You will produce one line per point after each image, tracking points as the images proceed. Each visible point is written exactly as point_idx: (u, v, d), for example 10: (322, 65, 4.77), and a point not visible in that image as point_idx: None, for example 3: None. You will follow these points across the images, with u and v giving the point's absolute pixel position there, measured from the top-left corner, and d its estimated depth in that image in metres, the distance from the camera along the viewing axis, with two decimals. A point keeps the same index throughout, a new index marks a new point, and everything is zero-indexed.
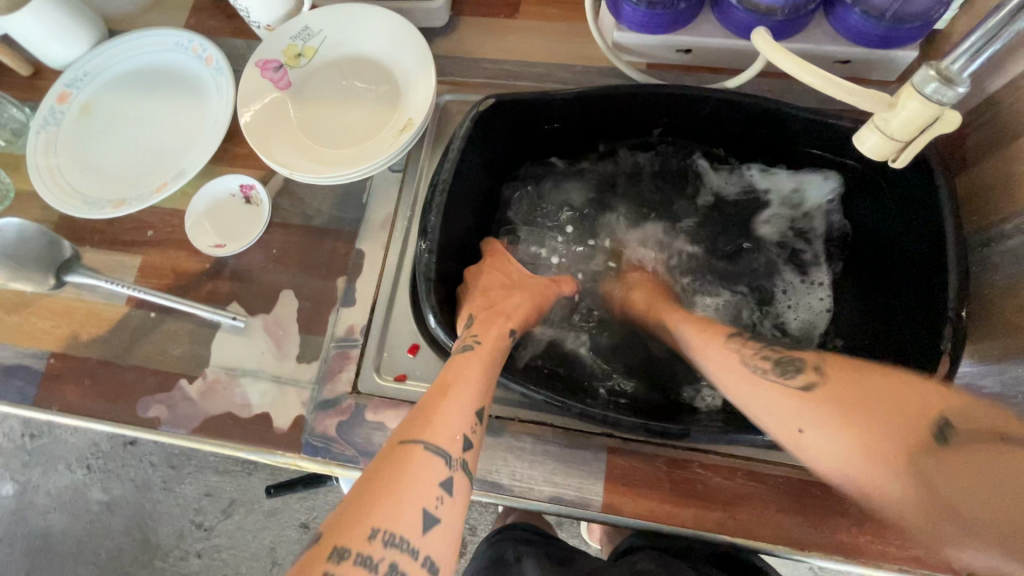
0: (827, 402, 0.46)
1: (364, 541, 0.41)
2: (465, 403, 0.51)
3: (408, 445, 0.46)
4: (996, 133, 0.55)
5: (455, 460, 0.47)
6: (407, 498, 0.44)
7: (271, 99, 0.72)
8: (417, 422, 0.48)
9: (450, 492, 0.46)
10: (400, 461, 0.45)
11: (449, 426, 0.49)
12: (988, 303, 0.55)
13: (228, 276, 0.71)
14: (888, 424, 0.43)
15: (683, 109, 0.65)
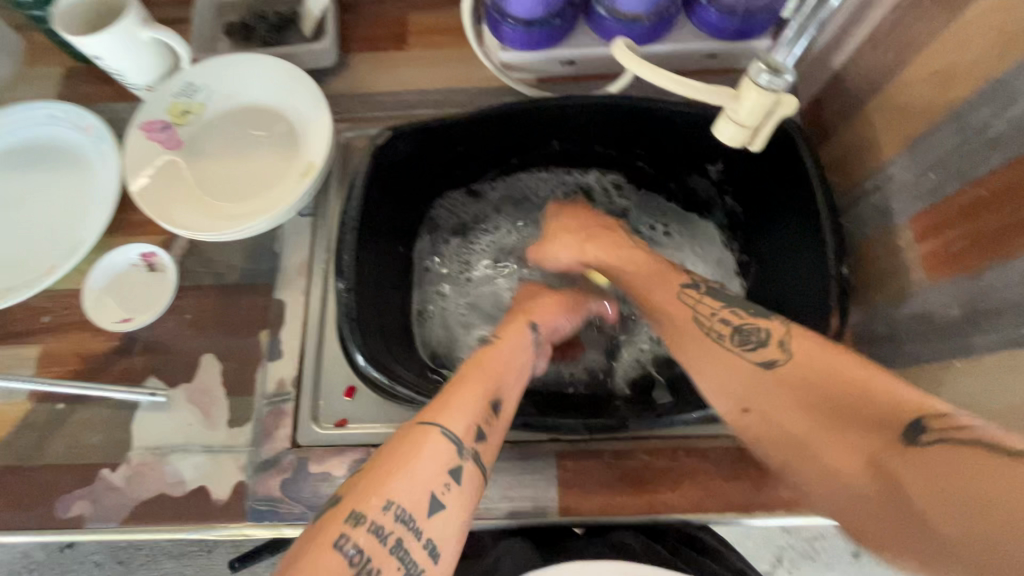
0: (732, 374, 0.48)
1: (378, 510, 0.41)
2: (481, 389, 0.49)
3: (431, 426, 0.45)
4: (846, 104, 0.62)
5: (468, 447, 0.45)
6: (420, 476, 0.42)
7: (161, 162, 0.70)
8: (444, 405, 0.47)
9: (457, 479, 0.44)
10: (416, 439, 0.44)
11: (462, 411, 0.46)
12: (865, 255, 0.61)
13: (140, 351, 0.67)
14: (750, 391, 0.46)
15: (573, 118, 0.68)
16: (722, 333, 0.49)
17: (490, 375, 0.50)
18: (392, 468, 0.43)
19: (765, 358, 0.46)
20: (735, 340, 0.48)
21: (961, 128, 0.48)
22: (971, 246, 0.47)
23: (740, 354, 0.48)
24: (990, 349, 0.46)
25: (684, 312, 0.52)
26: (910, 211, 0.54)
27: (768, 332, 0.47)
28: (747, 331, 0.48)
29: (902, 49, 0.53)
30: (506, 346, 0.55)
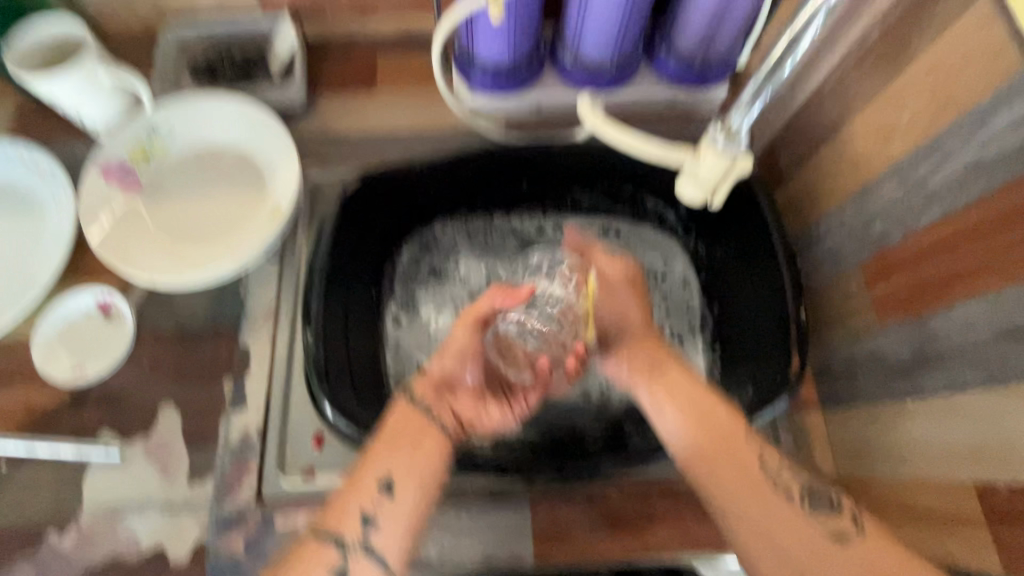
0: (739, 486, 0.46)
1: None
2: (377, 476, 0.46)
3: (342, 504, 0.46)
4: (798, 153, 0.65)
5: (376, 522, 0.45)
6: (324, 561, 0.44)
7: (121, 204, 0.68)
8: (357, 476, 0.47)
9: (370, 554, 0.44)
10: (332, 520, 0.45)
11: (359, 502, 0.45)
12: (820, 296, 0.64)
13: (94, 402, 0.64)
14: (817, 561, 0.43)
15: (539, 163, 0.70)
16: (781, 485, 0.46)
17: (411, 443, 0.48)
18: (299, 555, 0.44)
19: (757, 454, 0.47)
20: (751, 427, 0.48)
21: (903, 182, 0.51)
22: (917, 293, 0.50)
23: (812, 522, 0.44)
24: (938, 391, 0.49)
25: (701, 412, 0.48)
26: (860, 256, 0.57)
27: (819, 488, 0.46)
28: (819, 494, 0.46)
29: (845, 106, 0.57)
30: (432, 404, 0.50)
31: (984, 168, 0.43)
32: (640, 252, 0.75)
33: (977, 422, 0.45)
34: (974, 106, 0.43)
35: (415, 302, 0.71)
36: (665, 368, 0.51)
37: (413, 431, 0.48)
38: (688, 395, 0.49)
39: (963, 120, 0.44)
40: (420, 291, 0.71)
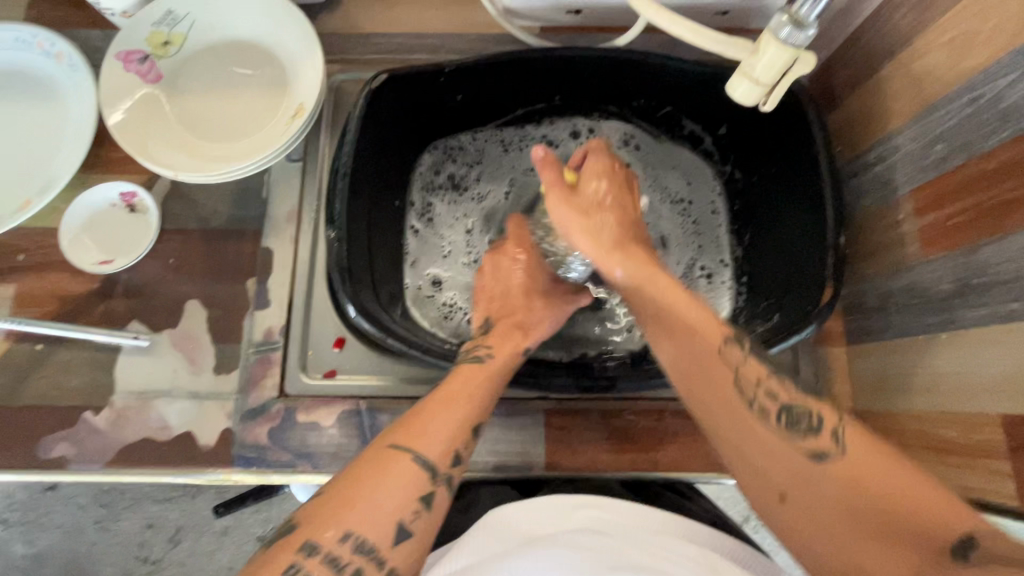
0: (730, 420, 0.43)
1: (332, 541, 0.40)
2: (463, 416, 0.49)
3: (402, 452, 0.45)
4: (858, 71, 0.60)
5: (442, 475, 0.46)
6: (384, 507, 0.42)
7: (141, 95, 0.66)
8: (418, 429, 0.46)
9: (429, 505, 0.44)
10: (383, 464, 0.44)
11: (440, 435, 0.47)
12: (861, 227, 0.61)
13: (122, 294, 0.65)
14: (796, 485, 0.39)
15: (576, 71, 0.66)
16: (767, 411, 0.42)
17: (475, 397, 0.50)
18: (352, 496, 0.42)
19: (811, 448, 0.40)
20: (778, 417, 0.42)
21: (974, 100, 0.47)
22: (972, 220, 0.47)
23: (790, 442, 0.41)
24: (977, 323, 0.47)
25: (701, 364, 0.45)
26: (912, 182, 0.54)
27: (822, 418, 0.41)
28: (798, 414, 0.42)
29: (921, 14, 0.51)
30: (467, 373, 0.52)
31: None
32: (663, 175, 0.74)
33: (1015, 353, 0.44)
34: None
35: (434, 213, 0.73)
36: (688, 331, 0.47)
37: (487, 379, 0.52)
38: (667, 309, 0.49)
39: None
40: (437, 202, 0.73)
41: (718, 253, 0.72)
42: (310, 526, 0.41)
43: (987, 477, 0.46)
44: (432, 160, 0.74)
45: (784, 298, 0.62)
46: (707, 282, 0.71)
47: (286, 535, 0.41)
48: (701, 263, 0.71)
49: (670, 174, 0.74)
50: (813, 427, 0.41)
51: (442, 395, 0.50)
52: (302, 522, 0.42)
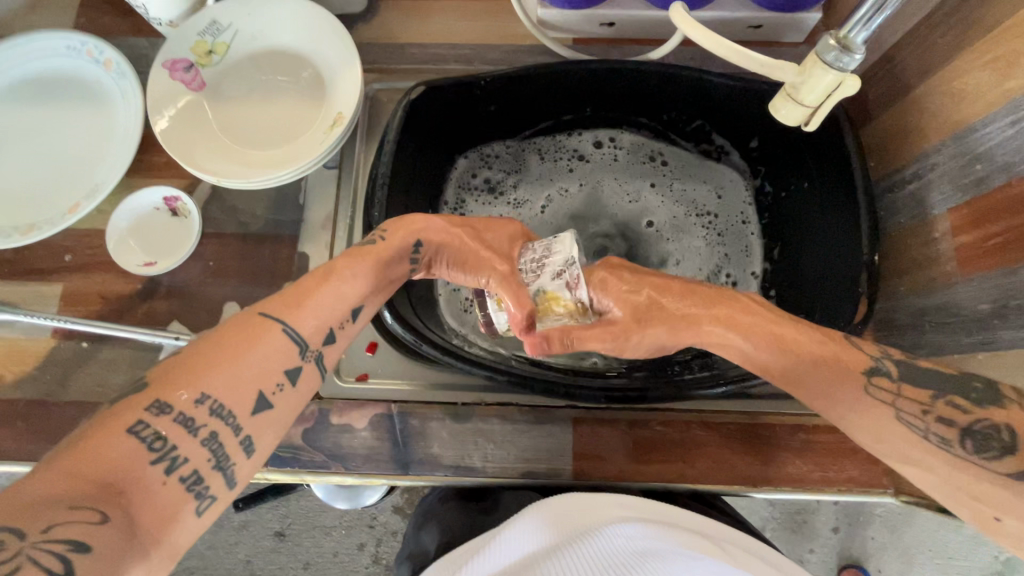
0: (899, 440, 0.44)
1: (188, 402, 0.38)
2: (340, 292, 0.48)
3: (273, 324, 0.43)
4: (895, 87, 0.60)
5: (311, 352, 0.45)
6: (250, 372, 0.41)
7: (185, 103, 0.68)
8: (295, 305, 0.45)
9: (293, 380, 0.43)
10: (253, 333, 0.42)
11: (316, 317, 0.46)
12: (895, 243, 0.61)
13: (164, 294, 0.67)
14: (1001, 495, 0.39)
15: (609, 85, 0.67)
16: (947, 438, 0.41)
17: (365, 300, 0.50)
18: (219, 357, 0.40)
19: (1014, 468, 0.39)
20: (960, 432, 0.41)
21: (1016, 121, 0.47)
22: (1011, 241, 0.47)
23: (979, 464, 0.40)
24: (1017, 344, 0.47)
25: (829, 387, 0.46)
26: (949, 201, 0.54)
27: (1012, 430, 0.39)
28: (983, 432, 0.40)
29: (963, 32, 0.51)
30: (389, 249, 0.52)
31: None
32: (689, 187, 0.75)
33: None
34: None
35: (465, 208, 0.75)
36: (816, 359, 0.47)
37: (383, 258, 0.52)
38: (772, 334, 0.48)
39: None
40: (471, 199, 0.75)
41: (744, 263, 0.72)
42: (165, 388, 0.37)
43: None
44: (466, 161, 0.75)
45: (814, 313, 0.63)
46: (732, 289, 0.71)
47: (136, 393, 0.38)
48: (726, 271, 0.72)
49: (695, 188, 0.75)
50: (1005, 449, 0.39)
51: (324, 271, 0.48)
52: (153, 382, 0.38)
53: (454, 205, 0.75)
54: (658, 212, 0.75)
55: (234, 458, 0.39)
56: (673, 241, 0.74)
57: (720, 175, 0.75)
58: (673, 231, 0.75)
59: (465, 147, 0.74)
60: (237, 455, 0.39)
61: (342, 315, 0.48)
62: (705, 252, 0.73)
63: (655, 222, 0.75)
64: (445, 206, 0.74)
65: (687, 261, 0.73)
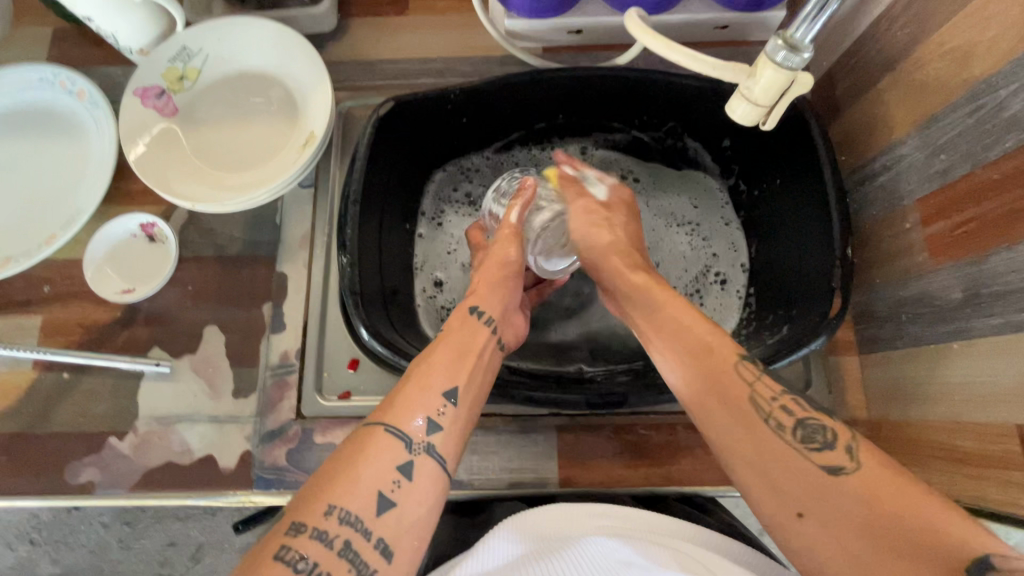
0: (738, 430, 0.43)
1: (321, 517, 0.41)
2: (433, 384, 0.49)
3: (376, 427, 0.46)
4: (859, 81, 0.61)
5: (419, 444, 0.46)
6: (365, 481, 0.43)
7: (158, 129, 0.68)
8: (391, 406, 0.48)
9: (409, 476, 0.45)
10: (366, 444, 0.45)
11: (418, 410, 0.48)
12: (869, 235, 0.61)
13: (143, 321, 0.67)
14: (816, 496, 0.39)
15: (579, 91, 0.67)
16: (784, 424, 0.43)
17: (460, 375, 0.51)
18: (342, 474, 0.43)
19: (829, 463, 0.40)
20: (793, 430, 0.42)
21: (975, 110, 0.47)
22: (978, 228, 0.47)
23: (803, 454, 0.41)
24: (988, 332, 0.47)
25: (716, 376, 0.46)
26: (917, 192, 0.54)
27: (835, 433, 0.41)
28: (812, 427, 0.42)
29: (920, 24, 0.52)
30: (455, 329, 0.55)
31: None
32: (662, 191, 0.75)
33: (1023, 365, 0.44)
34: None
35: (446, 218, 0.75)
36: (704, 347, 0.47)
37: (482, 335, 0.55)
38: (704, 376, 0.46)
39: None
40: (451, 209, 0.75)
41: (732, 261, 0.72)
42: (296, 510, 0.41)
43: (1004, 487, 0.46)
44: (442, 173, 0.75)
45: (792, 309, 0.62)
46: (721, 287, 0.71)
47: (275, 523, 0.42)
48: (714, 270, 0.72)
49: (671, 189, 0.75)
50: (825, 443, 0.41)
51: (412, 369, 0.51)
52: (292, 507, 0.43)
53: (433, 216, 0.74)
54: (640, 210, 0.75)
55: (374, 565, 0.41)
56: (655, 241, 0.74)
57: (695, 175, 0.75)
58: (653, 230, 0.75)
59: (439, 159, 0.74)
60: (376, 562, 0.41)
61: (469, 397, 0.51)
62: (689, 250, 0.73)
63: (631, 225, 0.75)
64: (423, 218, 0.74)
65: (670, 261, 0.73)
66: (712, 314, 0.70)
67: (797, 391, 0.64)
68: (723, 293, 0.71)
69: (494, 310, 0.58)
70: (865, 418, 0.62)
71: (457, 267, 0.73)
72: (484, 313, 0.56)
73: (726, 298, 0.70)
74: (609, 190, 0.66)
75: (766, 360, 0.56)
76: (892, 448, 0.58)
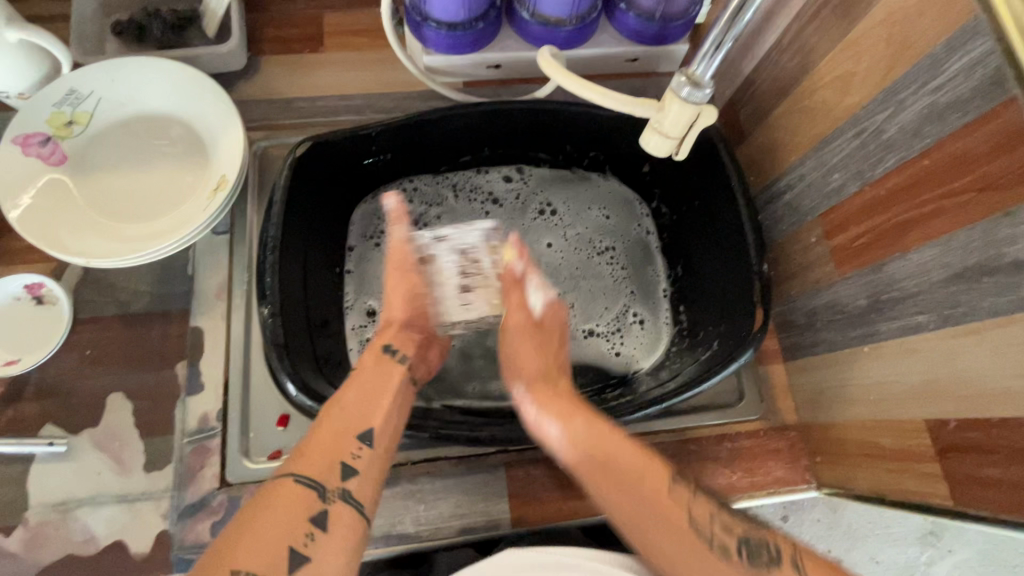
0: (680, 550, 0.44)
1: None
2: (342, 428, 0.48)
3: (285, 480, 0.45)
4: (759, 108, 0.66)
5: (333, 490, 0.45)
6: (275, 536, 0.42)
7: (44, 179, 0.62)
8: (301, 454, 0.46)
9: (323, 526, 0.44)
10: (271, 498, 0.44)
11: (325, 456, 0.46)
12: (781, 249, 0.65)
13: (32, 395, 0.59)
14: None
15: (501, 124, 0.68)
16: (728, 548, 0.44)
17: (375, 417, 0.50)
18: (249, 531, 0.42)
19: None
20: (741, 555, 0.44)
21: (860, 133, 0.51)
22: (872, 242, 0.51)
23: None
24: (894, 335, 0.50)
25: (649, 506, 0.46)
26: (819, 208, 0.58)
27: (778, 549, 0.44)
28: (755, 543, 0.45)
29: (804, 58, 0.57)
30: (366, 370, 0.53)
31: (937, 113, 0.44)
32: (589, 214, 0.77)
33: (925, 365, 0.47)
34: (926, 53, 0.44)
35: (384, 243, 0.72)
36: (638, 474, 0.47)
37: (391, 379, 0.54)
38: (590, 433, 0.49)
39: (918, 66, 0.45)
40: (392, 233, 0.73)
41: (654, 296, 0.74)
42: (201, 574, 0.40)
43: (924, 479, 0.49)
44: (370, 203, 0.72)
45: (721, 324, 0.65)
46: (640, 327, 0.72)
47: None
48: (635, 304, 0.74)
49: (597, 213, 0.77)
50: (773, 560, 0.44)
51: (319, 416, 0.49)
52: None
53: (363, 246, 0.72)
54: (560, 265, 0.76)
55: None
56: (580, 283, 0.75)
57: (620, 199, 0.77)
58: (572, 280, 0.75)
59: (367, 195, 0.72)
60: None
61: (384, 429, 0.50)
62: (610, 291, 0.74)
63: (558, 259, 0.76)
64: (352, 250, 0.71)
65: (590, 296, 0.74)
66: (638, 342, 0.72)
67: (732, 403, 0.66)
68: (646, 323, 0.73)
69: (409, 347, 0.57)
70: (795, 422, 0.65)
71: None
72: (398, 350, 0.56)
73: (647, 338, 0.72)
74: (545, 307, 0.61)
75: (701, 377, 0.58)
76: (823, 449, 0.61)
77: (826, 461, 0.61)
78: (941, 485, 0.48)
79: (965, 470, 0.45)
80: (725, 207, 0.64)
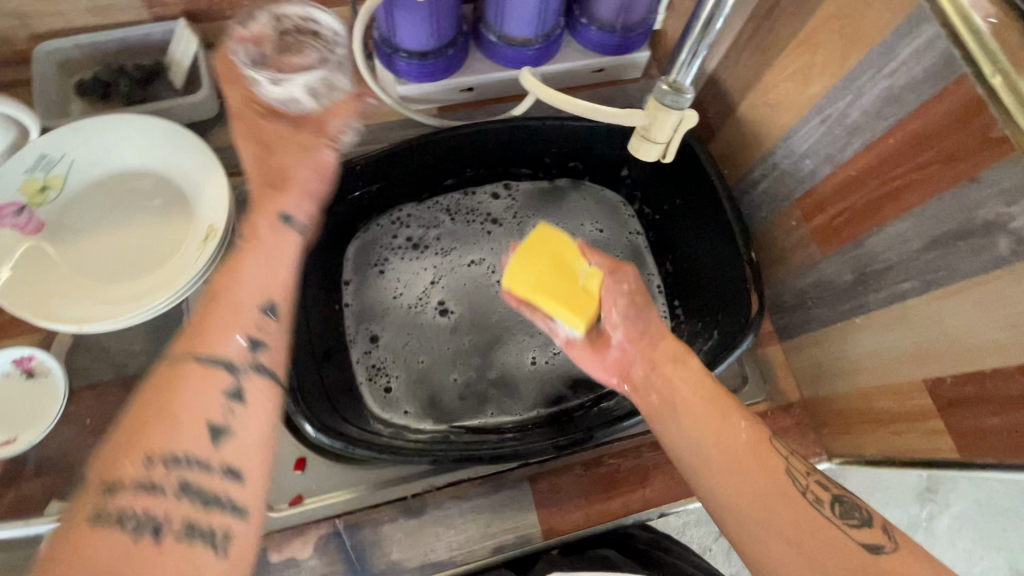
0: (775, 501, 0.45)
1: (138, 470, 0.38)
2: (234, 310, 0.45)
3: (183, 360, 0.43)
4: (724, 105, 0.69)
5: (241, 363, 0.44)
6: (187, 412, 0.41)
7: (23, 248, 0.60)
8: (196, 336, 0.44)
9: (240, 399, 0.43)
10: (174, 380, 0.42)
11: (227, 340, 0.44)
12: (763, 236, 0.68)
13: (32, 474, 0.57)
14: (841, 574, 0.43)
15: (480, 145, 0.69)
16: (821, 499, 0.46)
17: (275, 286, 0.48)
18: (151, 413, 0.40)
19: (868, 541, 0.44)
20: (835, 509, 0.46)
21: (825, 120, 0.55)
22: (851, 218, 0.54)
23: (844, 532, 0.44)
24: (882, 304, 0.53)
25: (752, 453, 0.47)
26: (796, 193, 0.61)
27: (869, 512, 0.46)
28: (848, 504, 0.46)
29: (763, 54, 0.60)
30: (262, 238, 0.50)
31: (896, 95, 0.47)
32: (578, 224, 0.79)
33: (916, 330, 0.50)
34: (878, 43, 0.47)
35: (386, 267, 0.74)
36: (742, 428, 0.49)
37: (287, 249, 0.51)
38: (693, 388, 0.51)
39: (872, 55, 0.48)
40: (393, 257, 0.75)
41: (649, 297, 0.76)
42: (107, 468, 0.38)
43: (929, 436, 0.52)
44: (368, 237, 0.74)
45: (717, 314, 0.67)
46: None
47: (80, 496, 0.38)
48: None
49: (585, 221, 0.79)
50: (865, 521, 0.45)
51: (210, 299, 0.46)
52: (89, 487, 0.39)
53: (361, 277, 0.73)
54: None
55: (224, 488, 0.41)
56: None
57: (604, 207, 0.80)
58: None
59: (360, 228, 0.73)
60: (226, 486, 0.41)
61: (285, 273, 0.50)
62: None
63: None
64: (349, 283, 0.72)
65: None
66: None
67: (737, 388, 0.68)
68: None
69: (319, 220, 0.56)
70: (798, 399, 0.67)
71: (393, 317, 0.72)
72: (293, 217, 0.52)
73: None
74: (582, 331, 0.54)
75: (707, 366, 0.60)
76: (827, 422, 0.64)
77: (833, 432, 0.64)
78: (945, 439, 0.50)
79: (965, 423, 0.48)
80: (707, 202, 0.67)
